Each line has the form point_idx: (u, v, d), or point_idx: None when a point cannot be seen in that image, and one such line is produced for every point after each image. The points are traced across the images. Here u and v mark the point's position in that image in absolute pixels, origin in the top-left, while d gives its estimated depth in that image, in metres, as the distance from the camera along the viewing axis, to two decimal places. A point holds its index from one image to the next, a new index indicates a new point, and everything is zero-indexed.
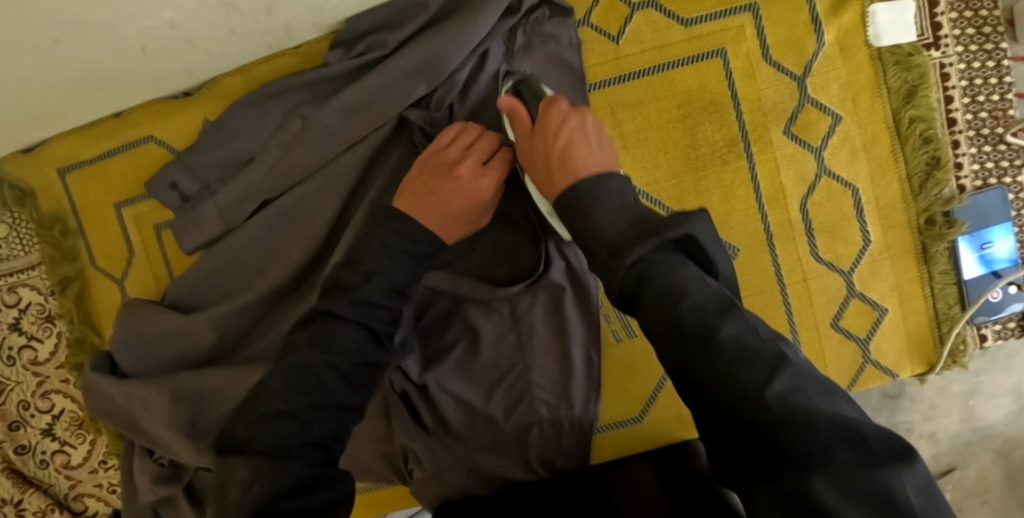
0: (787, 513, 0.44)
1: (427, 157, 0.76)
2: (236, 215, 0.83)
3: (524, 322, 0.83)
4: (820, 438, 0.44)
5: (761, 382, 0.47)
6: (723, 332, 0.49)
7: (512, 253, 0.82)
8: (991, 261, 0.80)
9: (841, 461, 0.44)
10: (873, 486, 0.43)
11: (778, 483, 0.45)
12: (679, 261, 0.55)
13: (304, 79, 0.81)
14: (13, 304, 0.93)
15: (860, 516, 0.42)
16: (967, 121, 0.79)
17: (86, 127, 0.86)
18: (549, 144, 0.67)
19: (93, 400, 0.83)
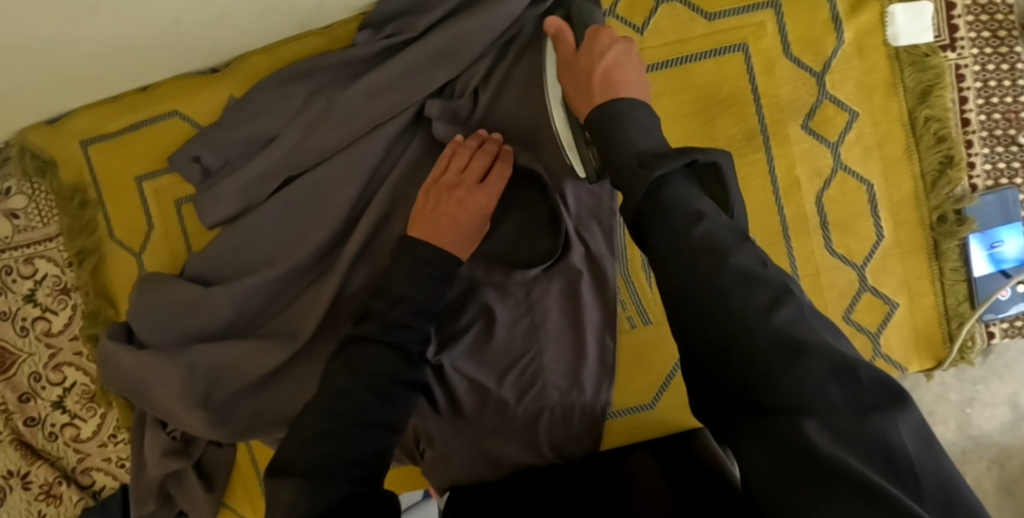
0: (771, 447, 0.41)
1: (429, 186, 0.78)
2: (256, 191, 0.84)
3: (540, 307, 0.83)
4: (810, 377, 0.42)
5: (760, 313, 0.45)
6: (732, 259, 0.49)
7: (530, 238, 0.83)
8: (1000, 259, 0.82)
9: (831, 403, 0.41)
10: (865, 431, 0.40)
11: (763, 424, 0.42)
12: (693, 190, 0.54)
13: (331, 58, 0.82)
14: (30, 275, 0.93)
15: (846, 451, 0.39)
16: (980, 122, 0.81)
17: (111, 100, 0.87)
18: (595, 61, 0.70)
19: (108, 370, 0.84)
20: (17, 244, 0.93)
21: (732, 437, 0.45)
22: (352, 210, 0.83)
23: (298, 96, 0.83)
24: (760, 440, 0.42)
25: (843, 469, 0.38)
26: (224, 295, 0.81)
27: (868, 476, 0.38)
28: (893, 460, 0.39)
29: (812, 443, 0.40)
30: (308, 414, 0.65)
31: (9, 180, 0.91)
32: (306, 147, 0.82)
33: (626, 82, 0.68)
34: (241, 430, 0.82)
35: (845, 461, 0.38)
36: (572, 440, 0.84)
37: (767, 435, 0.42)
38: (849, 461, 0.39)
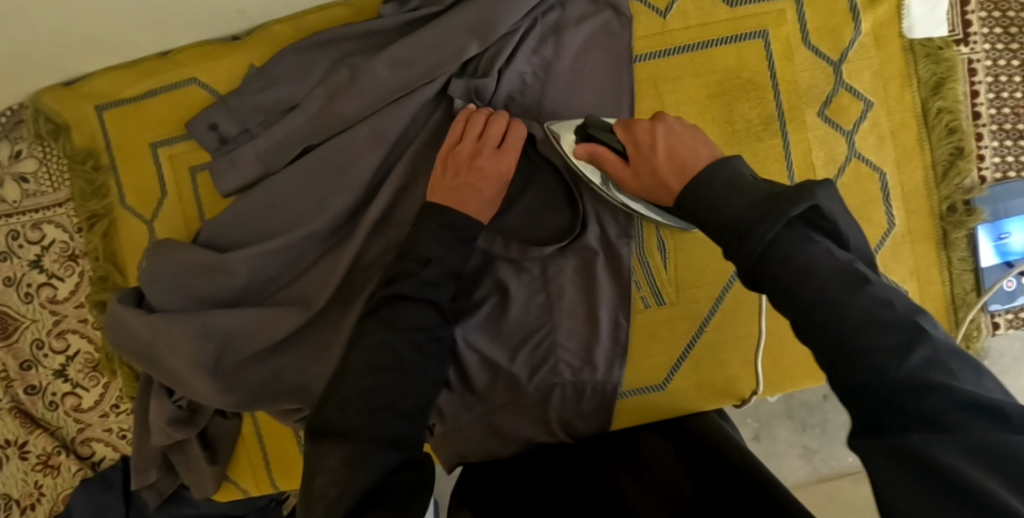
0: (906, 472, 0.42)
1: (446, 154, 0.78)
2: (277, 159, 0.84)
3: (555, 284, 0.85)
4: (942, 404, 0.42)
5: (895, 348, 0.45)
6: (854, 304, 0.47)
7: (548, 213, 0.84)
8: (1006, 251, 0.83)
9: (967, 426, 0.41)
10: (977, 431, 0.41)
11: (891, 439, 0.43)
12: (803, 237, 0.51)
13: (357, 29, 0.83)
14: (37, 240, 0.92)
15: (985, 476, 0.39)
16: (990, 116, 0.83)
17: (130, 64, 0.87)
18: (650, 162, 0.66)
19: (116, 333, 0.83)
20: (26, 208, 0.91)
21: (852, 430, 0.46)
22: (372, 180, 0.83)
23: (323, 65, 0.84)
24: (878, 439, 0.44)
25: (954, 472, 0.40)
26: (240, 261, 0.81)
27: (978, 481, 0.39)
28: None
29: (929, 449, 0.41)
30: (345, 375, 0.66)
31: (20, 143, 0.90)
32: (329, 116, 0.83)
33: (692, 157, 0.63)
34: (250, 399, 0.83)
35: (955, 465, 0.40)
36: (581, 416, 0.85)
37: (888, 434, 0.43)
38: (987, 486, 0.39)
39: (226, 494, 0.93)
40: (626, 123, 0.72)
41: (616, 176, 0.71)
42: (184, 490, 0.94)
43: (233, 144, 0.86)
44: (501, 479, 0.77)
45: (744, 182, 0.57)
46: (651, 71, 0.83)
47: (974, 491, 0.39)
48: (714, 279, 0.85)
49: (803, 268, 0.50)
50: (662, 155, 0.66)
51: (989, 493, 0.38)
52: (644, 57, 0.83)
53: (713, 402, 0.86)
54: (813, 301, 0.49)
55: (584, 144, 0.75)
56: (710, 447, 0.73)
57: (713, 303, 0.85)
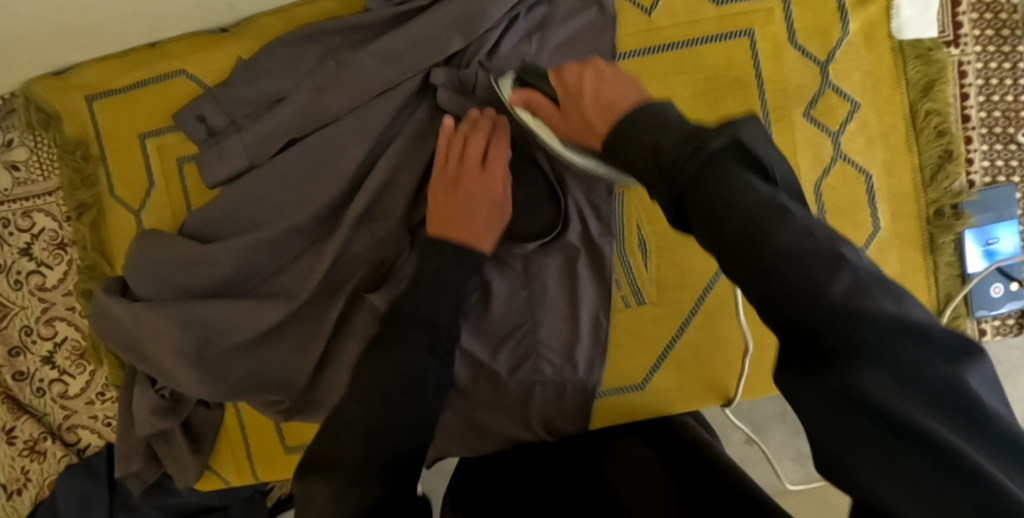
0: (846, 417, 0.38)
1: (437, 179, 0.79)
2: (263, 150, 0.84)
3: (536, 282, 0.84)
4: (882, 343, 0.39)
5: (822, 277, 0.40)
6: (777, 240, 0.42)
7: (530, 211, 0.83)
8: (995, 257, 0.82)
9: (907, 361, 0.38)
10: (940, 385, 0.38)
11: (826, 379, 0.39)
12: (725, 171, 0.46)
13: (343, 23, 0.83)
14: (27, 228, 0.93)
15: (931, 420, 0.37)
16: (980, 119, 0.82)
17: (120, 55, 0.87)
18: (581, 105, 0.67)
19: (101, 322, 0.83)
20: (17, 196, 0.92)
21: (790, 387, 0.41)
22: (356, 174, 0.83)
23: (310, 57, 0.84)
24: (827, 401, 0.39)
25: (922, 435, 0.37)
26: (225, 252, 0.82)
27: (944, 437, 0.37)
28: (972, 415, 0.38)
29: (892, 408, 0.38)
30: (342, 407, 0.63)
31: (12, 132, 0.91)
32: (315, 110, 0.82)
33: (617, 98, 0.63)
34: (233, 390, 0.83)
35: (919, 421, 0.37)
36: (561, 415, 0.85)
37: (836, 395, 0.39)
38: (935, 432, 0.37)
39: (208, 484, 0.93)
40: (557, 70, 0.72)
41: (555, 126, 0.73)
42: (167, 479, 0.95)
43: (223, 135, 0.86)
44: (487, 479, 0.77)
45: (671, 122, 0.54)
46: (636, 69, 0.83)
47: (945, 452, 0.37)
48: (698, 279, 0.84)
49: (720, 189, 0.46)
50: (591, 94, 0.66)
51: (958, 458, 0.36)
52: (629, 55, 0.82)
53: (695, 402, 0.86)
54: (748, 234, 0.43)
55: (519, 91, 0.76)
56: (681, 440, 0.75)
57: (696, 302, 0.84)
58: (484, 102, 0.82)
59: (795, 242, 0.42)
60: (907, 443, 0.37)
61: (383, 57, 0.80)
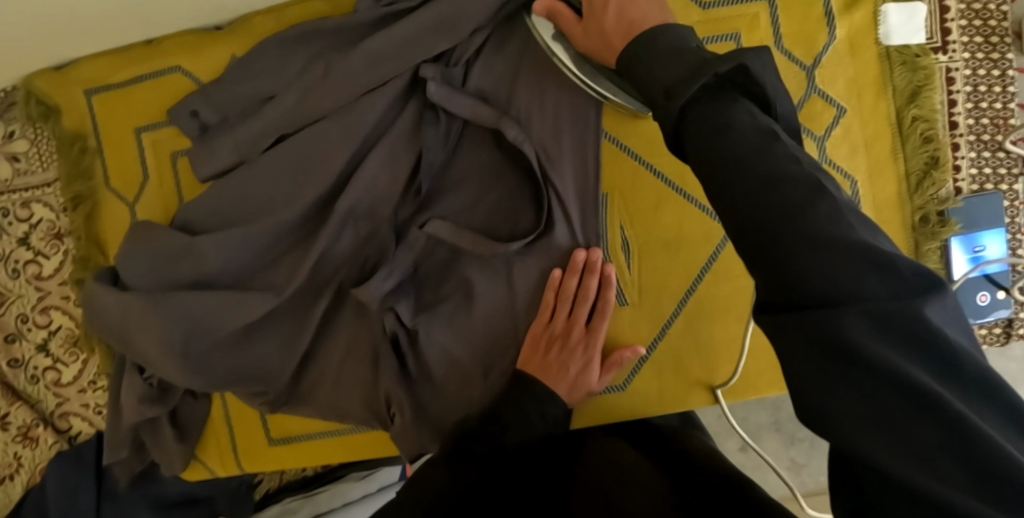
0: (819, 358, 0.39)
1: (538, 330, 0.82)
2: (253, 147, 0.85)
3: (518, 282, 0.84)
4: (846, 272, 0.39)
5: (801, 198, 0.43)
6: (762, 162, 0.45)
7: (514, 211, 0.84)
8: (982, 264, 0.82)
9: (871, 295, 0.39)
10: (905, 319, 0.38)
11: (797, 319, 0.40)
12: (729, 98, 0.50)
13: (332, 24, 0.83)
14: (25, 219, 0.95)
15: (899, 353, 0.37)
16: (968, 126, 0.81)
17: (118, 51, 0.89)
18: (603, 18, 0.68)
19: (92, 310, 0.85)
20: (16, 187, 0.95)
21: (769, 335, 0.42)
22: (344, 170, 0.84)
23: (301, 55, 0.86)
24: (807, 352, 0.39)
25: (902, 384, 0.37)
26: (213, 248, 0.82)
27: (926, 382, 0.37)
28: (933, 347, 0.38)
29: (870, 357, 0.37)
30: None
31: (14, 124, 0.93)
32: (304, 107, 0.83)
33: (640, 17, 0.65)
34: (219, 382, 0.84)
35: (899, 368, 0.37)
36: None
37: (817, 344, 0.39)
38: (901, 366, 0.37)
39: (195, 473, 0.94)
40: None
41: (567, 30, 0.75)
42: (154, 468, 0.96)
43: (215, 130, 0.87)
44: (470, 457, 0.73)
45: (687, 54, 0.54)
46: None
47: (927, 401, 0.36)
48: (681, 283, 0.83)
49: (723, 120, 0.48)
50: (616, 10, 0.67)
51: (892, 363, 0.37)
52: None
53: (676, 408, 0.85)
54: (760, 186, 0.44)
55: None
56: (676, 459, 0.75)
57: (677, 305, 0.84)
58: (472, 99, 0.82)
59: (808, 198, 0.43)
60: (885, 393, 0.37)
61: (371, 55, 0.81)
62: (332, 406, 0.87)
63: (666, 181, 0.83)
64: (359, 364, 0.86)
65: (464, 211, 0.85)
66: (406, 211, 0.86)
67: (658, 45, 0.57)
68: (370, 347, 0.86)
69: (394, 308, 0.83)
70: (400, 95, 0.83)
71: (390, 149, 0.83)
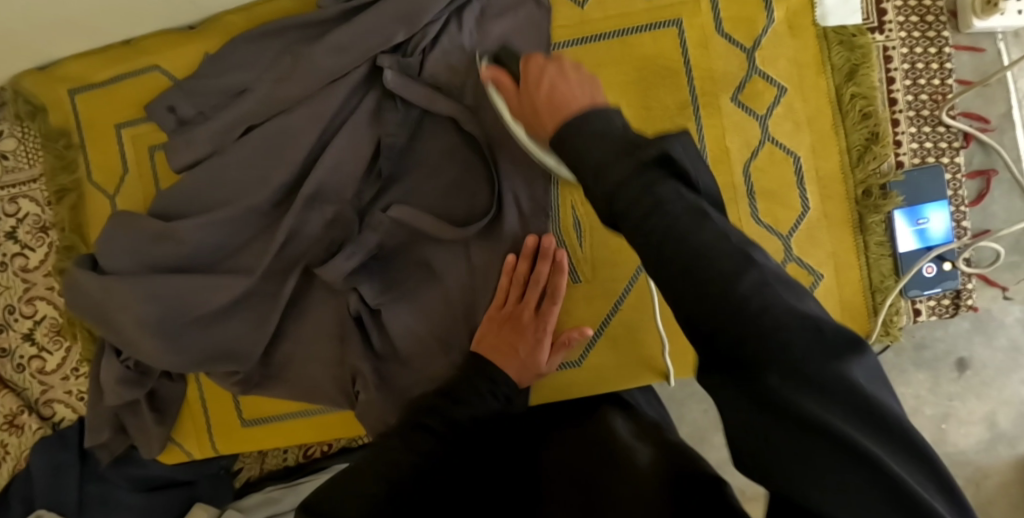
0: (763, 419, 0.39)
1: (493, 312, 0.85)
2: (223, 138, 0.90)
3: (476, 261, 0.87)
4: (782, 341, 0.39)
5: (737, 281, 0.41)
6: (687, 229, 0.43)
7: (470, 194, 0.88)
8: (926, 236, 0.83)
9: (804, 356, 0.39)
10: (834, 380, 0.39)
11: (745, 379, 0.40)
12: (651, 184, 0.46)
13: (298, 19, 0.89)
14: (13, 213, 1.00)
15: (834, 411, 0.38)
16: (907, 102, 0.84)
17: (100, 52, 0.94)
18: (536, 92, 0.69)
19: (73, 294, 0.89)
20: (5, 184, 1.00)
21: (712, 396, 0.42)
22: (308, 158, 0.88)
23: (268, 51, 0.91)
24: (746, 410, 0.40)
25: (838, 440, 0.37)
26: (187, 229, 0.87)
27: (860, 440, 0.38)
28: (862, 404, 0.39)
29: (806, 414, 0.38)
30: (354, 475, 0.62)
31: (2, 124, 0.99)
32: (271, 99, 0.88)
33: (568, 94, 0.65)
34: (192, 362, 0.88)
35: (837, 429, 0.38)
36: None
37: (754, 403, 0.40)
38: (835, 424, 0.38)
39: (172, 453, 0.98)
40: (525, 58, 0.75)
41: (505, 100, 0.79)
42: (133, 451, 1.00)
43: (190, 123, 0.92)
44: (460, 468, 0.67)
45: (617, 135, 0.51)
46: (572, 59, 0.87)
47: (861, 454, 0.37)
48: (630, 259, 0.87)
49: (654, 202, 0.45)
50: (547, 90, 0.68)
51: (831, 425, 0.38)
52: (563, 45, 0.87)
53: (630, 382, 0.88)
54: (684, 267, 0.43)
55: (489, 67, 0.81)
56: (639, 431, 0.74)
57: (629, 281, 0.87)
58: (429, 87, 0.86)
59: (740, 267, 0.42)
60: (822, 448, 0.38)
61: (332, 48, 0.86)
62: (302, 382, 0.91)
63: None
64: (326, 340, 0.90)
65: (423, 195, 0.88)
66: (369, 197, 0.89)
67: (585, 128, 0.52)
68: (339, 324, 0.90)
69: (357, 288, 0.87)
70: (360, 85, 0.87)
71: (352, 136, 0.87)
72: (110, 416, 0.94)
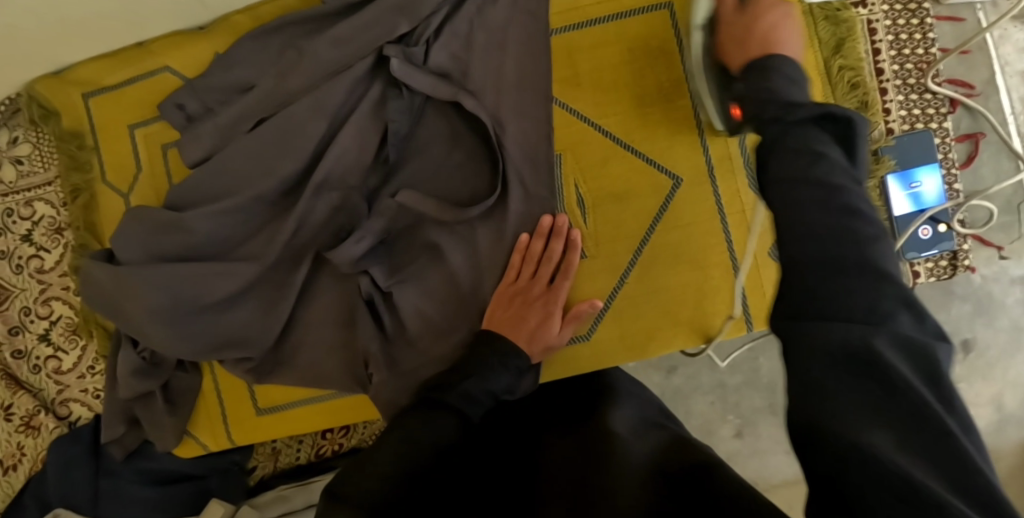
0: (847, 358, 0.43)
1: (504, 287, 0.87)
2: (232, 132, 0.93)
3: (480, 242, 0.89)
4: (889, 301, 0.44)
5: (860, 243, 0.47)
6: (839, 195, 0.49)
7: (474, 176, 0.90)
8: (920, 199, 0.86)
9: (898, 324, 0.44)
10: (924, 358, 0.43)
11: (841, 320, 0.44)
12: (804, 137, 0.52)
13: (302, 15, 0.92)
14: (28, 217, 1.02)
15: (913, 373, 0.42)
16: (893, 72, 0.87)
17: (111, 55, 0.98)
18: (752, 27, 0.72)
19: (88, 286, 0.92)
20: (20, 188, 1.02)
21: (792, 330, 0.46)
22: (316, 147, 0.90)
23: (275, 47, 0.94)
24: (833, 346, 0.44)
25: (910, 405, 0.41)
26: (200, 220, 0.89)
27: (931, 405, 0.41)
28: (938, 381, 0.43)
29: (895, 375, 0.42)
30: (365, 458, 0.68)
31: (17, 130, 1.02)
32: (278, 92, 0.91)
33: (777, 40, 0.69)
34: (205, 349, 0.90)
35: (911, 385, 0.42)
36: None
37: (847, 355, 0.43)
38: (914, 384, 0.42)
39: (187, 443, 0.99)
40: None
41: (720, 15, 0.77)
42: (147, 445, 1.01)
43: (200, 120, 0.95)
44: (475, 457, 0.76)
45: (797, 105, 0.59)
46: (568, 44, 0.91)
47: (929, 413, 0.41)
48: (633, 233, 0.89)
49: (804, 153, 0.52)
50: (766, 26, 0.72)
51: (912, 386, 0.42)
52: (561, 31, 0.90)
53: (639, 353, 0.90)
54: (812, 227, 0.48)
55: None
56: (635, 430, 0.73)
57: (633, 254, 0.89)
58: (430, 75, 0.88)
59: (868, 237, 0.47)
60: (894, 404, 0.42)
61: (337, 41, 0.89)
62: (314, 369, 0.92)
63: (613, 138, 0.89)
64: (337, 326, 0.92)
65: (428, 180, 0.91)
66: (375, 184, 0.92)
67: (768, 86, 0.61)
68: (350, 309, 0.92)
69: (368, 271, 0.89)
70: (364, 74, 0.90)
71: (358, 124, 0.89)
72: (124, 409, 0.96)
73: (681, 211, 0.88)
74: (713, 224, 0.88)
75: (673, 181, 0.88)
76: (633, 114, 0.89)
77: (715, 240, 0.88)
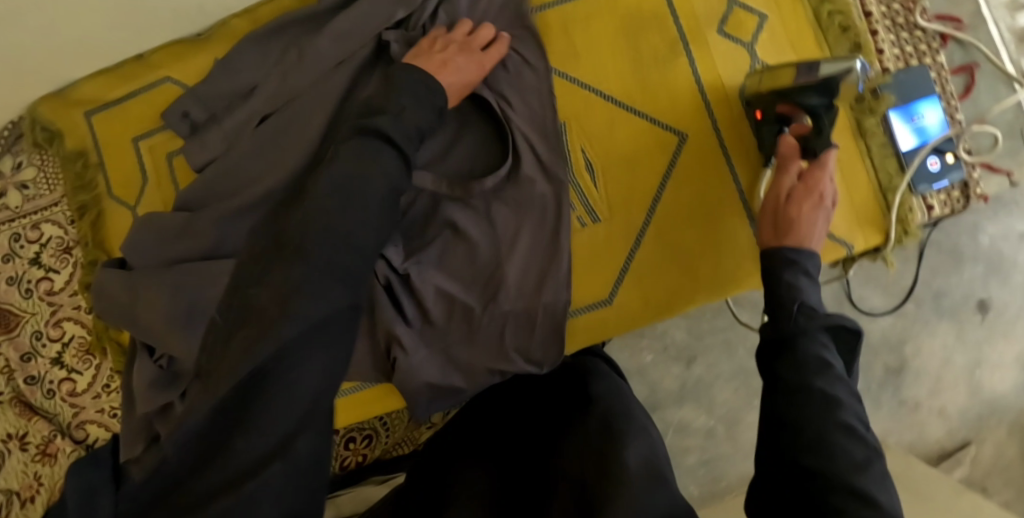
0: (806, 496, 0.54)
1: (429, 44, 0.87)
2: (239, 134, 0.93)
3: (494, 217, 0.88)
4: (843, 436, 0.57)
5: (816, 393, 0.60)
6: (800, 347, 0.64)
7: (484, 150, 0.90)
8: (924, 132, 0.86)
9: (844, 451, 0.56)
10: (860, 479, 0.54)
11: (812, 459, 0.56)
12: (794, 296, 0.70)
13: (299, 14, 0.94)
14: (36, 239, 1.02)
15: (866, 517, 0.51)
16: (882, 13, 0.89)
17: (113, 72, 0.98)
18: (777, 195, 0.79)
19: (97, 292, 0.91)
20: (27, 211, 1.02)
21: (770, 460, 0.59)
22: None
23: (275, 49, 0.95)
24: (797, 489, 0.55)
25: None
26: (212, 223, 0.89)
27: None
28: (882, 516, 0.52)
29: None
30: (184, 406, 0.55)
31: (21, 155, 1.02)
32: (282, 89, 0.92)
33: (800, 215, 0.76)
34: None
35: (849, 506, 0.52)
36: (530, 340, 0.88)
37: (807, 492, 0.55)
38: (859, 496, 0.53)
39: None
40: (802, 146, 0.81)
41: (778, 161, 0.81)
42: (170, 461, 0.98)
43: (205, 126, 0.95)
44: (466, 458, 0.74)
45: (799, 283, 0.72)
46: (560, 16, 0.91)
47: None
48: (645, 194, 0.88)
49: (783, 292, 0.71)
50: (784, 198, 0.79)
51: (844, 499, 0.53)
52: (551, 5, 0.91)
53: (661, 313, 0.88)
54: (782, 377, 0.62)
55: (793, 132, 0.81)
56: (653, 446, 0.68)
57: (647, 215, 0.88)
58: None
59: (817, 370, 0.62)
60: None
61: (337, 35, 0.91)
62: None
63: (616, 103, 0.89)
64: None
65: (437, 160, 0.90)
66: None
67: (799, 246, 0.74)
68: None
69: (383, 255, 0.88)
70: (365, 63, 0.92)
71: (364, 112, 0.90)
72: (144, 423, 0.93)
73: (691, 167, 0.88)
74: (723, 178, 0.88)
75: (678, 139, 0.88)
76: (631, 79, 0.89)
77: (727, 193, 0.88)
